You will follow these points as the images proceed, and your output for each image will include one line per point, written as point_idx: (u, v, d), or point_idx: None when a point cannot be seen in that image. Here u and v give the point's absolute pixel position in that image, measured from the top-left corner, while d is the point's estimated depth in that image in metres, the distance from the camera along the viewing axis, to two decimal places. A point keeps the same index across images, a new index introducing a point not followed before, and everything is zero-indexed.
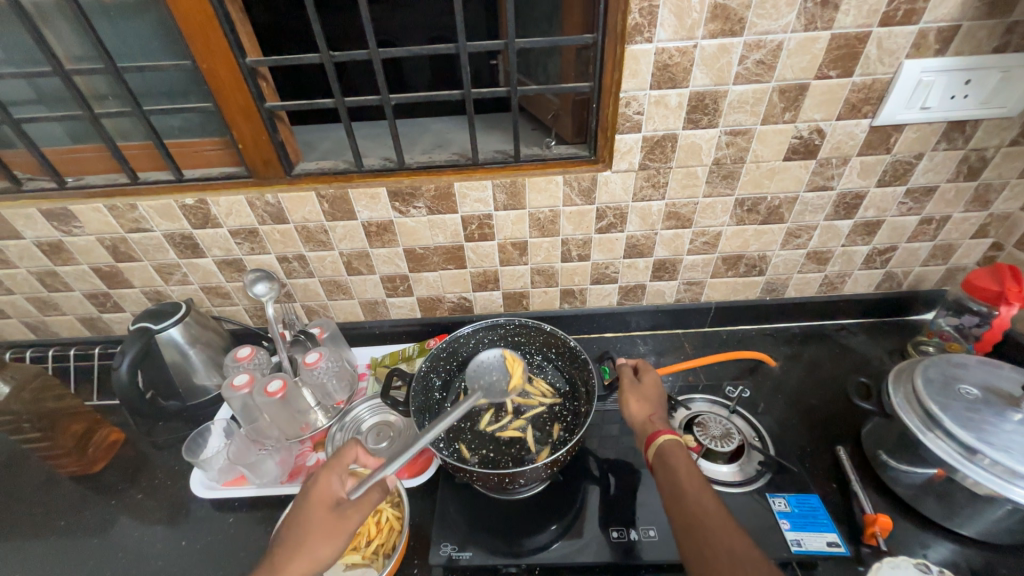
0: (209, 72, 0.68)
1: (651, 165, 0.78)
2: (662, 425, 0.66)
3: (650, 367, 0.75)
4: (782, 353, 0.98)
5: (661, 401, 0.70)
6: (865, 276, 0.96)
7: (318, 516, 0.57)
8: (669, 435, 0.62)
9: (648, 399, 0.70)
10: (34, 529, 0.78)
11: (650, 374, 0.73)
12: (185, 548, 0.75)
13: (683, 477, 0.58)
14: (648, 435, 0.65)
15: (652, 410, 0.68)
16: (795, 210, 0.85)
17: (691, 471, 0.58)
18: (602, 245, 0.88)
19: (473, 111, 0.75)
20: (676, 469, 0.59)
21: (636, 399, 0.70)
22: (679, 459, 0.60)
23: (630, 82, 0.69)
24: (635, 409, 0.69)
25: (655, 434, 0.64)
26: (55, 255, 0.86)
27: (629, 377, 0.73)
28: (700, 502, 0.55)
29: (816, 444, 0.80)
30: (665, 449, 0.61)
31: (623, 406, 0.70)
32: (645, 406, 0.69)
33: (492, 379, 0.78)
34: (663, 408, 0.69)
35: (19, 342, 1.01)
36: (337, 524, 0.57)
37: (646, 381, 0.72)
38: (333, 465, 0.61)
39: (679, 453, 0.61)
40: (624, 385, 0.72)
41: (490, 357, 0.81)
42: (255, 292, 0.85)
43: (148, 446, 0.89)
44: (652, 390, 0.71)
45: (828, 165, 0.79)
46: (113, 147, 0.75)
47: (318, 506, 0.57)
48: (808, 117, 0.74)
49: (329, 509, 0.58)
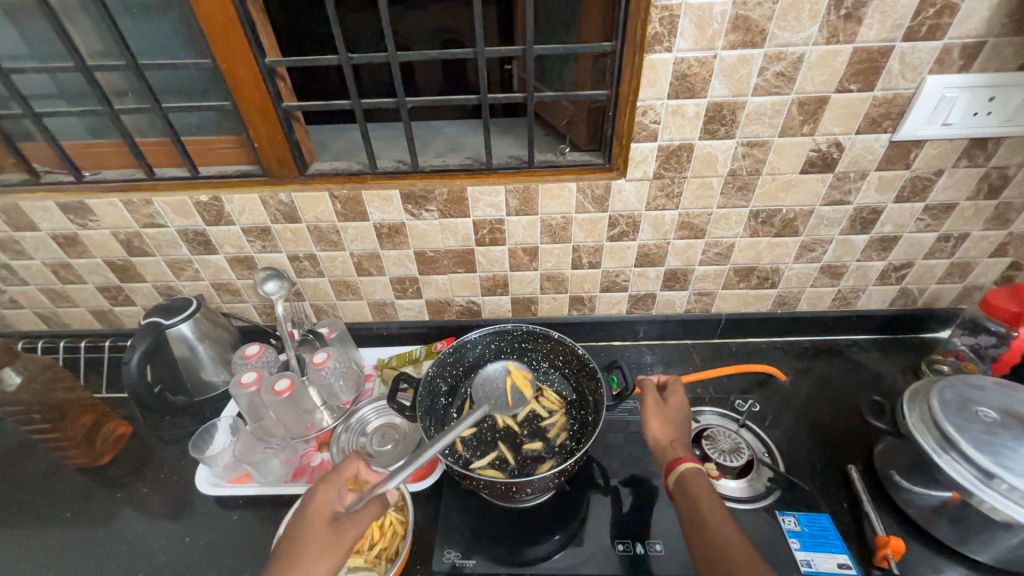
0: (227, 70, 0.69)
1: (666, 175, 0.77)
2: (683, 451, 0.65)
3: (680, 384, 0.74)
4: (793, 367, 0.97)
5: (684, 424, 0.69)
6: (879, 292, 0.95)
7: (314, 531, 0.57)
8: (691, 464, 0.61)
9: (670, 421, 0.68)
10: (41, 519, 0.78)
11: (678, 392, 0.72)
12: (188, 545, 0.74)
13: (704, 507, 0.57)
14: (668, 462, 0.64)
15: (674, 434, 0.67)
16: (810, 224, 0.84)
17: (712, 501, 0.58)
18: (614, 252, 0.87)
19: (489, 116, 0.74)
20: (698, 499, 0.58)
21: (660, 420, 0.69)
22: (700, 489, 0.59)
23: (648, 92, 0.69)
24: (657, 431, 0.68)
25: (675, 460, 0.62)
26: (70, 248, 0.87)
27: (654, 395, 0.72)
28: (723, 533, 0.54)
29: (827, 461, 0.79)
30: (685, 477, 0.60)
31: (645, 425, 0.69)
32: (668, 429, 0.68)
33: (497, 394, 0.80)
34: (683, 431, 0.68)
35: (30, 332, 1.02)
36: (334, 536, 0.56)
37: (672, 402, 0.71)
38: (332, 479, 0.62)
39: (699, 481, 0.60)
40: (650, 403, 0.70)
41: (493, 373, 0.83)
42: (266, 290, 0.85)
43: (155, 440, 0.89)
44: (677, 411, 0.70)
45: (845, 178, 0.78)
46: (132, 143, 0.75)
47: (316, 521, 0.58)
48: (827, 131, 0.73)
49: (326, 521, 0.58)
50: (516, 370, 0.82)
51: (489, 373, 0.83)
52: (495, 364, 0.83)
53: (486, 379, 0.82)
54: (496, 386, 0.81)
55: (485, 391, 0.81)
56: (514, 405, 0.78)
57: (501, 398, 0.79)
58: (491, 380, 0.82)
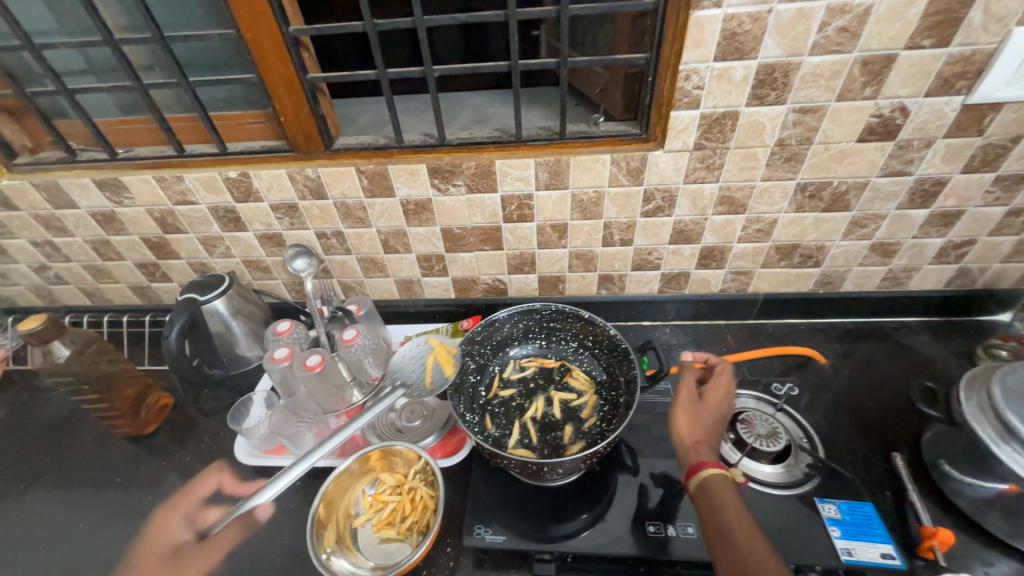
0: (252, 41, 0.67)
1: (707, 145, 0.73)
2: (708, 453, 0.62)
3: (726, 372, 0.70)
4: (834, 350, 0.92)
5: (715, 425, 0.66)
6: (935, 272, 0.88)
7: (145, 561, 0.73)
8: (715, 469, 0.58)
9: (698, 419, 0.65)
10: (95, 482, 0.83)
11: (723, 380, 0.69)
12: (230, 510, 0.78)
13: (730, 517, 0.54)
14: (690, 463, 0.61)
15: (700, 433, 0.64)
16: (864, 197, 0.78)
17: (737, 509, 0.55)
18: (647, 229, 0.84)
19: (519, 85, 0.70)
20: (722, 506, 0.55)
21: (689, 418, 0.66)
22: (725, 495, 0.56)
23: (692, 53, 0.64)
24: (685, 429, 0.65)
25: (700, 464, 0.60)
26: (108, 225, 0.89)
27: (690, 388, 0.68)
28: (751, 546, 0.52)
29: (870, 447, 0.76)
30: (708, 483, 0.58)
31: (672, 420, 0.67)
32: (695, 428, 0.65)
33: (414, 377, 0.78)
34: (714, 430, 0.65)
35: (77, 306, 1.06)
36: (166, 567, 0.71)
37: (709, 395, 0.68)
38: (177, 505, 0.79)
39: (725, 488, 0.57)
40: (684, 395, 0.68)
41: (413, 353, 0.80)
42: (295, 268, 0.86)
43: (195, 411, 0.92)
44: (712, 411, 0.66)
45: (907, 147, 0.72)
46: (160, 119, 0.75)
47: (141, 548, 0.74)
48: (892, 94, 0.66)
49: (159, 556, 0.73)
50: (438, 346, 0.80)
51: (411, 351, 0.81)
52: (418, 342, 0.81)
53: (404, 359, 0.80)
54: (416, 364, 0.79)
55: (405, 372, 0.79)
56: (431, 384, 0.77)
57: (420, 380, 0.78)
58: (411, 359, 0.80)
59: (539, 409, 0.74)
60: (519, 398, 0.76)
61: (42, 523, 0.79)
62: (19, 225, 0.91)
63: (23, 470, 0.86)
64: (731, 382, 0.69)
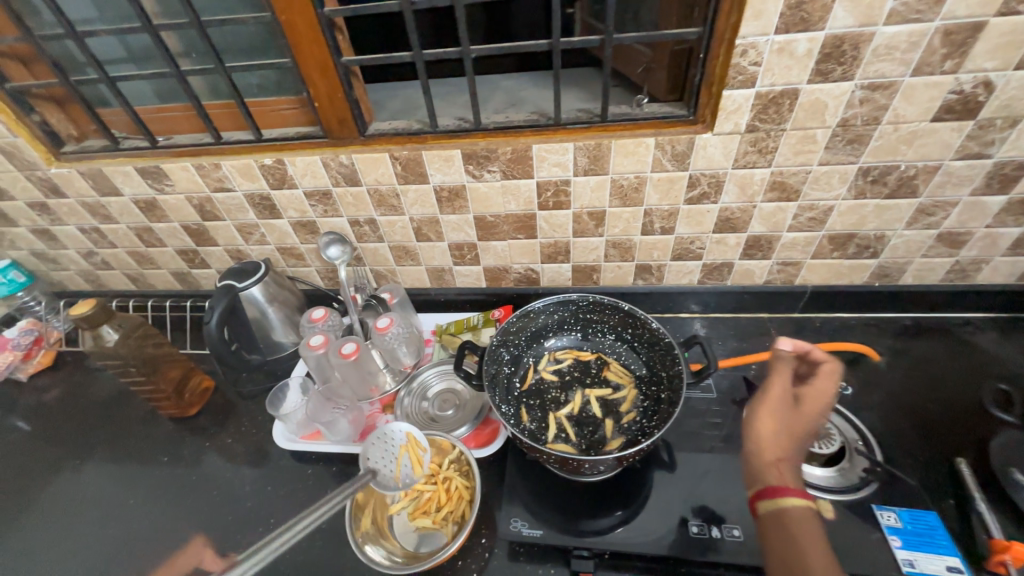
0: (287, 24, 0.65)
1: (761, 127, 0.68)
2: (790, 474, 0.51)
3: (834, 374, 0.58)
4: (888, 347, 0.87)
5: (807, 439, 0.55)
6: (1007, 264, 0.81)
7: None
8: (801, 500, 0.48)
9: (787, 425, 0.54)
10: (144, 460, 0.87)
11: (826, 383, 0.58)
12: (270, 492, 0.80)
13: (810, 558, 0.44)
14: (768, 484, 0.51)
15: (786, 447, 0.53)
16: (933, 182, 0.71)
17: (823, 553, 0.45)
18: (690, 217, 0.80)
19: (560, 65, 0.67)
20: (803, 545, 0.46)
21: (775, 423, 0.55)
22: (806, 533, 0.46)
23: (751, 25, 0.59)
24: (768, 436, 0.54)
25: (783, 489, 0.49)
26: (150, 212, 0.91)
27: (783, 394, 0.57)
28: None
29: (930, 451, 0.71)
30: (788, 513, 0.48)
31: (754, 419, 0.56)
32: (782, 437, 0.54)
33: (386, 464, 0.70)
34: (802, 444, 0.54)
35: (122, 291, 1.10)
36: None
37: (807, 396, 0.57)
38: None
39: (805, 523, 0.47)
40: (776, 394, 0.57)
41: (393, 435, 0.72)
42: (329, 255, 0.86)
43: (234, 394, 0.95)
44: (807, 424, 0.55)
45: (989, 126, 0.65)
46: (199, 106, 0.75)
47: None
48: (976, 66, 0.60)
49: None
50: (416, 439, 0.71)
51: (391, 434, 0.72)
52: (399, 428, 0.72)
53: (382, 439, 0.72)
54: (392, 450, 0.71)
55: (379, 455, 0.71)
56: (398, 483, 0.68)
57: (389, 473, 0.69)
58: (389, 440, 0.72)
59: (576, 403, 0.73)
60: (555, 392, 0.74)
61: (97, 498, 0.82)
62: (68, 212, 0.94)
63: (78, 447, 0.90)
64: (835, 386, 0.57)
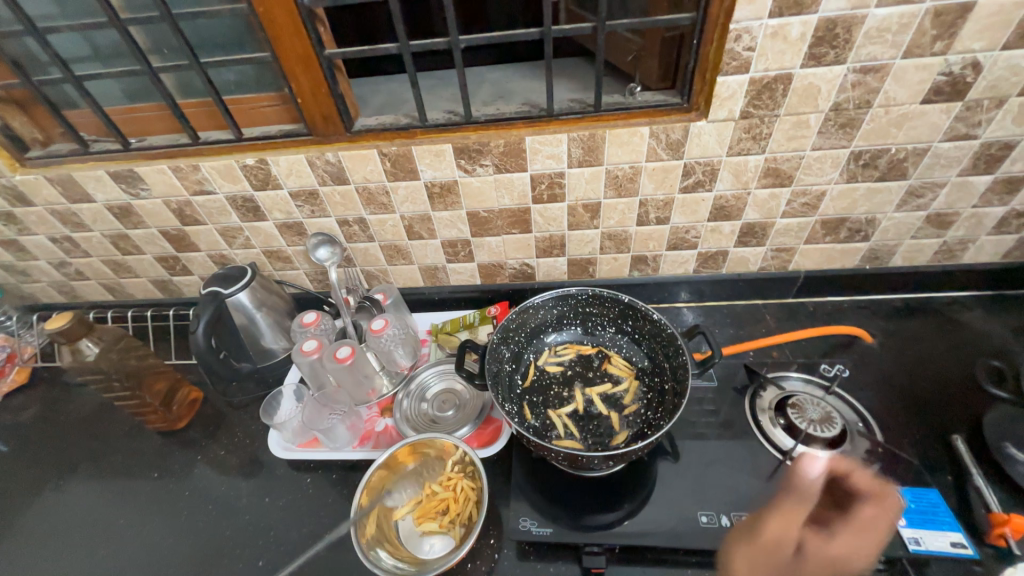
0: (264, 15, 0.62)
1: (755, 113, 0.67)
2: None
3: (892, 512, 0.54)
4: (880, 328, 0.88)
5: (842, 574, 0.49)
6: (992, 243, 0.83)
7: None
8: None
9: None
10: (132, 477, 0.83)
11: (869, 533, 0.53)
12: (268, 504, 0.77)
13: None
14: None
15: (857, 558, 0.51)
16: (923, 164, 0.72)
17: None
18: (685, 206, 0.79)
19: (552, 54, 0.65)
20: None
21: (783, 530, 0.53)
22: None
23: (745, 9, 0.58)
24: (776, 537, 0.53)
25: None
26: (126, 218, 0.87)
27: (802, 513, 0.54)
28: None
29: (927, 429, 0.72)
30: None
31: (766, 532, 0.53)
32: (791, 537, 0.52)
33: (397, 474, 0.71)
34: None
35: (99, 302, 1.05)
36: None
37: (836, 545, 0.51)
38: None
39: None
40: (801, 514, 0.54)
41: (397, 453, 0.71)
42: (318, 257, 0.84)
43: (225, 405, 0.91)
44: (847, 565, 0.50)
45: (976, 107, 0.66)
46: (174, 105, 0.72)
47: None
48: (964, 47, 0.60)
49: None
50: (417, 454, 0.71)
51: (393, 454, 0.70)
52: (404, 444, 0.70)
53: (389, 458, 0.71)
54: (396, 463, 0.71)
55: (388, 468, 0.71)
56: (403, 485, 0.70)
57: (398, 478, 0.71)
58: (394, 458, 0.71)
59: (579, 398, 0.72)
60: (558, 388, 0.74)
61: (83, 519, 0.79)
62: (36, 220, 0.89)
63: (60, 466, 0.86)
64: (875, 551, 0.52)
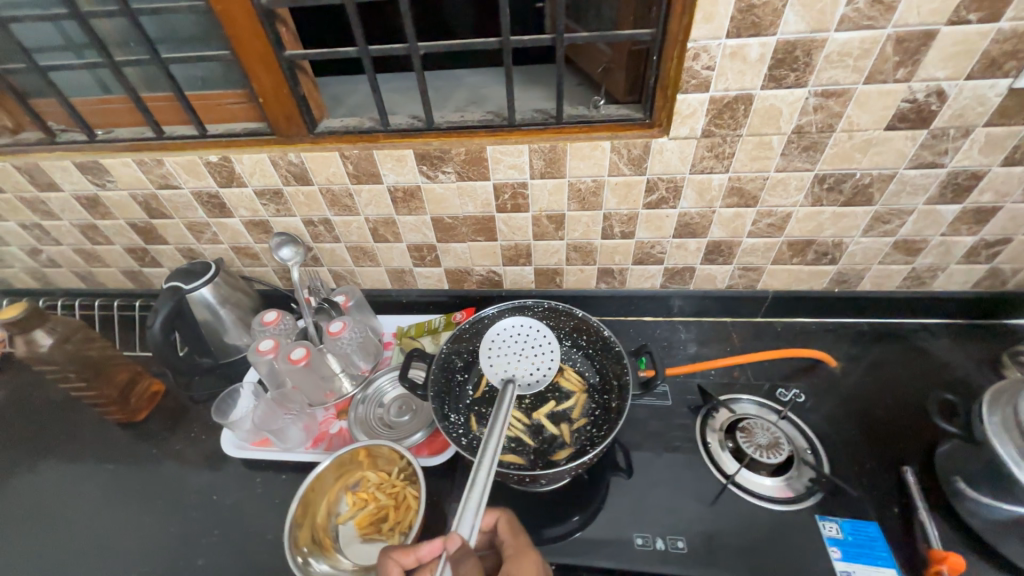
0: (222, 13, 0.62)
1: (716, 132, 0.66)
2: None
3: None
4: (846, 352, 0.87)
5: None
6: (962, 272, 0.82)
7: None
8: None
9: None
10: (86, 468, 0.83)
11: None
12: (216, 502, 0.77)
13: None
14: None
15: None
16: (889, 191, 0.71)
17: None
18: (650, 221, 0.78)
19: (512, 63, 0.64)
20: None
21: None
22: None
23: (703, 28, 0.57)
24: None
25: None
26: (93, 209, 0.87)
27: None
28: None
29: (879, 459, 0.71)
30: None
31: None
32: None
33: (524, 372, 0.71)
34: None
35: (71, 290, 1.06)
36: None
37: None
38: None
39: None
40: None
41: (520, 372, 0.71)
42: (280, 256, 0.83)
43: (186, 399, 0.91)
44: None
45: (942, 136, 0.65)
46: (137, 99, 0.72)
47: None
48: (928, 75, 0.59)
49: None
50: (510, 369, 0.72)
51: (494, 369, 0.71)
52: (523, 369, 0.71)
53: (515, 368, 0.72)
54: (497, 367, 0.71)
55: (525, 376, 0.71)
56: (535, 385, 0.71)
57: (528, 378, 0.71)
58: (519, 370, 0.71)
59: (528, 412, 0.72)
60: (508, 400, 0.74)
61: (34, 507, 0.79)
62: (6, 207, 0.89)
63: (16, 453, 0.86)
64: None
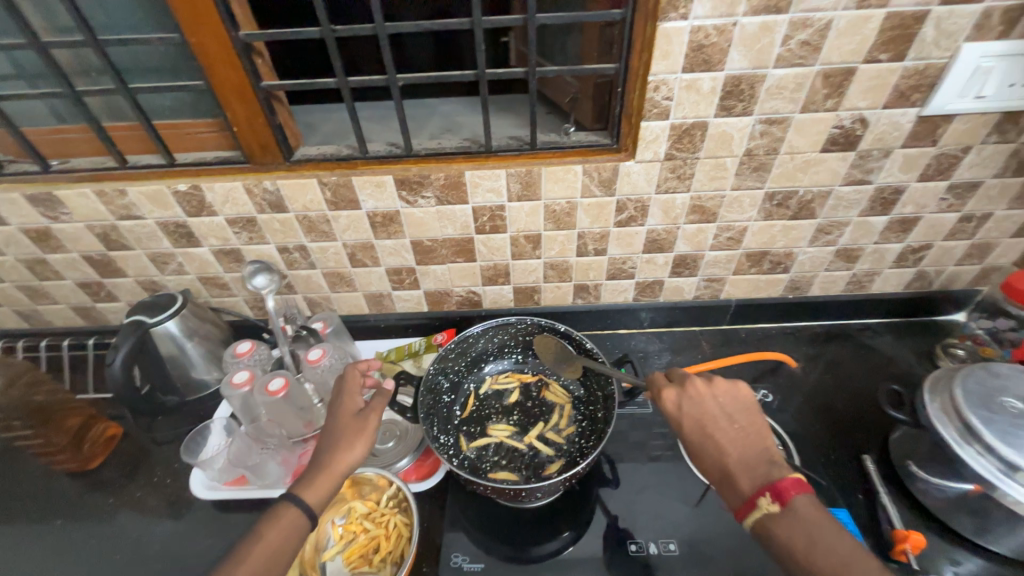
0: (197, 46, 0.62)
1: (677, 155, 0.72)
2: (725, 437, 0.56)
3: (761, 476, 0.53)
4: (803, 353, 0.94)
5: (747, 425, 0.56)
6: (895, 275, 0.91)
7: None
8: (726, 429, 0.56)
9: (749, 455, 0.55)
10: (30, 526, 0.75)
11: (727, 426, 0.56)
12: (184, 551, 0.72)
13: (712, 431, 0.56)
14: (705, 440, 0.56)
15: (758, 468, 0.54)
16: (828, 205, 0.80)
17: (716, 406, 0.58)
18: (621, 238, 0.83)
19: (488, 94, 0.68)
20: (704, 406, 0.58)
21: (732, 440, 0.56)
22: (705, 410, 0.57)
23: (660, 64, 0.64)
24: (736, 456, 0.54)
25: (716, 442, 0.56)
26: (43, 243, 0.82)
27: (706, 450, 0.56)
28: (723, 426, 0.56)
29: (841, 450, 0.77)
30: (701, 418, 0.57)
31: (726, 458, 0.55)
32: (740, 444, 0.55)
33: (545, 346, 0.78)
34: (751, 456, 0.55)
35: (10, 331, 0.97)
36: None
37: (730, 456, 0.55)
38: None
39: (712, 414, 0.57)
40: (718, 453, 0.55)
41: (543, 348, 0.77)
42: (255, 285, 0.79)
43: (148, 441, 0.85)
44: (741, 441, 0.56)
45: (868, 156, 0.74)
46: (99, 128, 0.69)
47: None
48: (852, 105, 0.68)
49: None
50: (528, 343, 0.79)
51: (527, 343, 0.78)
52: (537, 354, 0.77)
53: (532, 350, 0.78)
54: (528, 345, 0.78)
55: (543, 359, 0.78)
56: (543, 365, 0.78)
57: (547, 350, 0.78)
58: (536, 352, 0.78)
59: (518, 428, 0.73)
60: (497, 418, 0.75)
61: None
62: None
63: None
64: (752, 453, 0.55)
